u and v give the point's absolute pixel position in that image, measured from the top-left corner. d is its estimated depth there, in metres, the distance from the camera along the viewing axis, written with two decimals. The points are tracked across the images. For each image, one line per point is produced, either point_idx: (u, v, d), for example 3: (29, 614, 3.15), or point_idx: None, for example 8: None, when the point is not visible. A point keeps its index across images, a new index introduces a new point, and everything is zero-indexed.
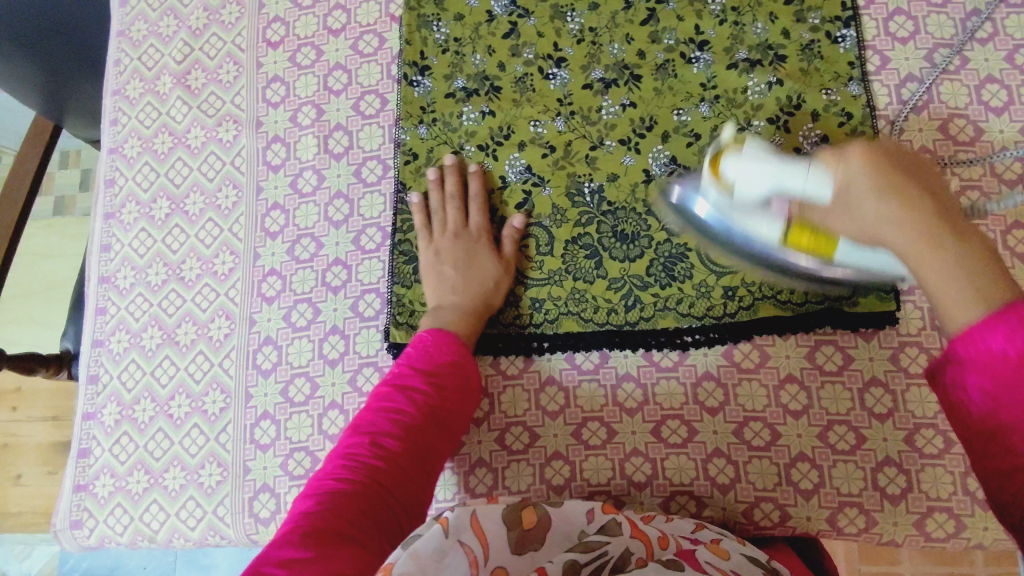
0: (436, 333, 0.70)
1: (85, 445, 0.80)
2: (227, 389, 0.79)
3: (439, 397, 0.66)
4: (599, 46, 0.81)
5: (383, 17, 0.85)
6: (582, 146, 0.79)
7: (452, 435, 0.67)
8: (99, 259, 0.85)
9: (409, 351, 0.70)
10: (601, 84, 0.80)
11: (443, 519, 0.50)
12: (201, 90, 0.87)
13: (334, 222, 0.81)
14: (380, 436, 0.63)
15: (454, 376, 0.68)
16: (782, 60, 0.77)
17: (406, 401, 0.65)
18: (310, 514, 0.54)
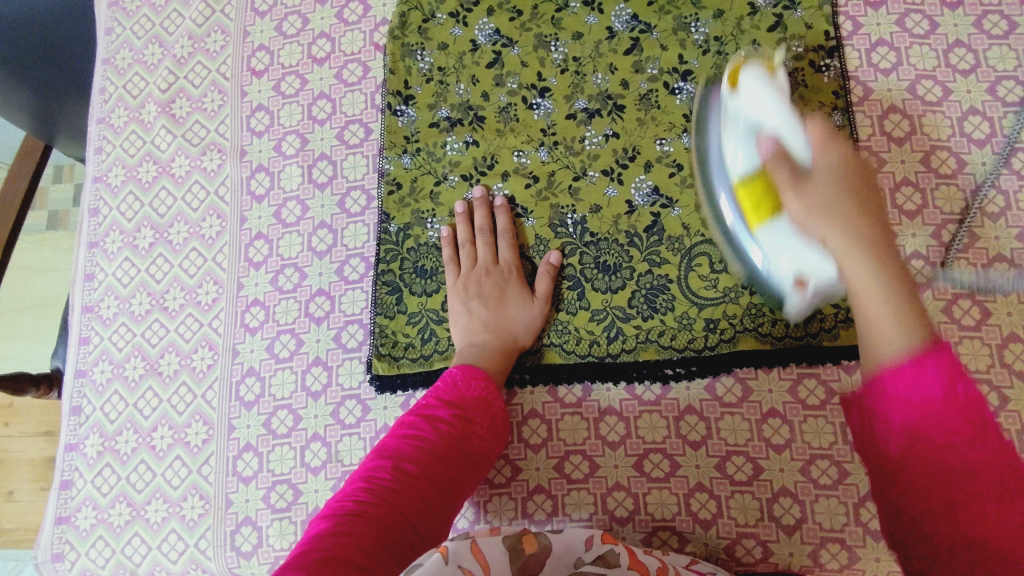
0: (466, 368, 0.70)
1: (68, 477, 0.80)
2: (209, 420, 0.79)
3: (466, 429, 0.66)
4: (583, 76, 0.80)
5: (368, 45, 0.85)
6: (565, 177, 0.78)
7: (476, 470, 0.66)
8: (83, 288, 0.85)
9: (440, 383, 0.70)
10: (584, 114, 0.79)
11: (443, 548, 0.45)
12: (186, 119, 0.87)
13: (318, 252, 0.81)
14: (402, 460, 0.61)
15: (481, 409, 0.68)
16: None
17: (431, 429, 0.65)
18: (328, 527, 0.52)
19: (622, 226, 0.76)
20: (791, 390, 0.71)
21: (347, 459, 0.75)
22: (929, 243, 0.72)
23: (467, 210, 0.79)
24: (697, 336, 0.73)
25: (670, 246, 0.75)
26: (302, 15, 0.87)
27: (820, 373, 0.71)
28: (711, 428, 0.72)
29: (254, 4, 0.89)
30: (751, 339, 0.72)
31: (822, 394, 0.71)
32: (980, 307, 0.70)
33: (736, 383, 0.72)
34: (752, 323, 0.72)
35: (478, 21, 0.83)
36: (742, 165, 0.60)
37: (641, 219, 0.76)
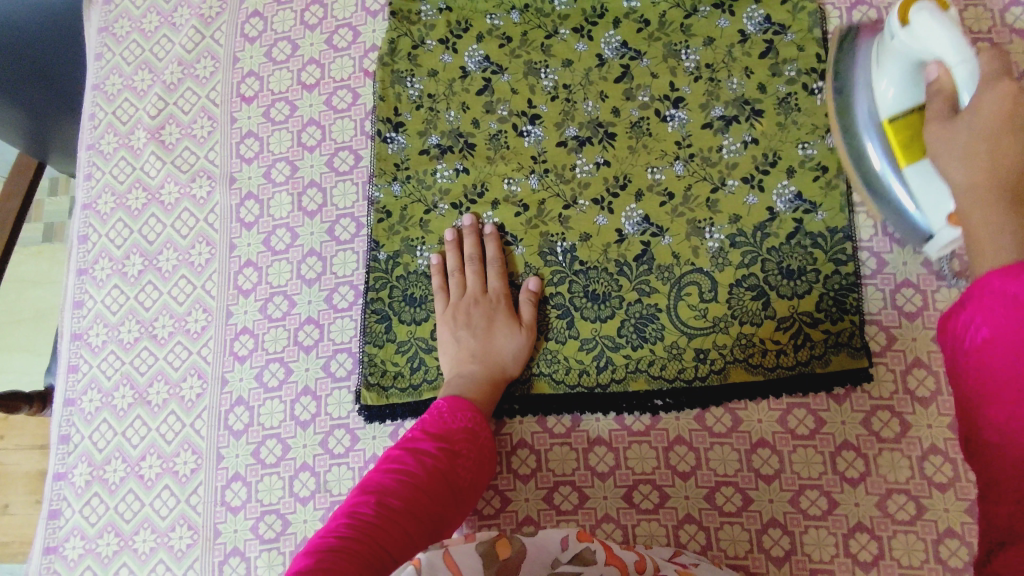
0: (452, 399, 0.70)
1: (56, 506, 0.80)
2: (198, 449, 0.78)
3: (451, 462, 0.66)
4: (573, 104, 0.80)
5: (358, 72, 0.85)
6: (555, 205, 0.78)
7: (463, 504, 0.66)
8: (72, 315, 0.85)
9: (425, 417, 0.70)
10: (575, 141, 0.79)
11: (416, 560, 0.44)
12: (175, 145, 0.87)
13: (307, 279, 0.81)
14: (386, 495, 0.61)
15: (466, 442, 0.68)
16: (759, 115, 0.77)
17: (416, 462, 0.65)
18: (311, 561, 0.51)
19: (612, 256, 0.76)
20: (781, 422, 0.71)
21: (336, 489, 0.75)
22: (920, 271, 0.72)
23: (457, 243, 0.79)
24: (686, 365, 0.73)
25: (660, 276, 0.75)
26: (292, 40, 0.87)
27: (809, 404, 0.71)
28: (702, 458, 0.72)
29: (245, 29, 0.89)
30: (740, 369, 0.72)
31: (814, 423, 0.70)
32: None
33: (725, 414, 0.72)
34: (741, 353, 0.72)
35: (468, 47, 0.83)
36: (894, 103, 0.65)
37: (631, 249, 0.76)
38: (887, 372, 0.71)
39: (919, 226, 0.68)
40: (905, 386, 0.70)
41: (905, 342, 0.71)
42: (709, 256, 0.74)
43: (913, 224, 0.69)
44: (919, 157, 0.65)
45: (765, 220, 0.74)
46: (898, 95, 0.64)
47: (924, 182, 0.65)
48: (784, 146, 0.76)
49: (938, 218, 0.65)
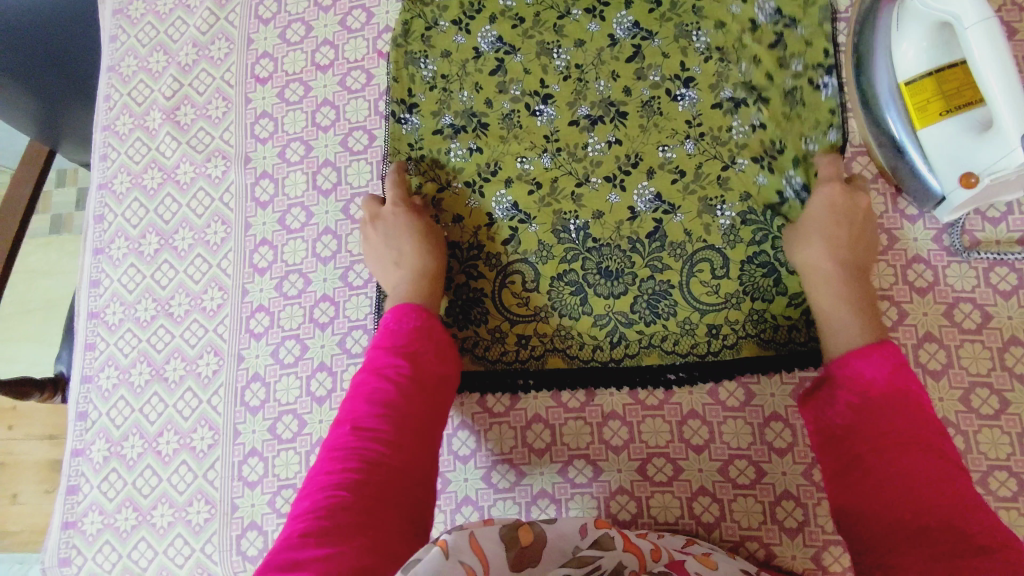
0: (397, 308, 0.70)
1: (74, 482, 0.81)
2: (215, 425, 0.79)
3: (417, 363, 0.65)
4: (586, 83, 0.81)
5: (372, 53, 0.86)
6: (568, 183, 0.79)
7: (440, 407, 0.66)
8: (89, 294, 0.86)
9: (377, 334, 0.68)
10: (587, 120, 0.80)
11: (442, 542, 0.45)
12: (190, 125, 0.88)
13: (322, 257, 0.81)
14: (361, 419, 0.60)
15: (422, 346, 0.67)
16: (766, 102, 0.77)
17: (382, 377, 0.63)
18: (308, 525, 0.50)
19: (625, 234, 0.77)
20: (793, 395, 0.72)
21: None
22: (930, 247, 0.73)
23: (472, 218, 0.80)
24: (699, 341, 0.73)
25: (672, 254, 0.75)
26: (305, 22, 0.88)
27: (821, 376, 0.72)
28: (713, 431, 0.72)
29: (258, 11, 0.89)
30: (753, 344, 0.73)
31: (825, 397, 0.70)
32: (981, 311, 0.71)
33: (738, 388, 0.73)
34: (753, 329, 0.73)
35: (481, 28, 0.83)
36: (915, 65, 0.69)
37: (642, 228, 0.76)
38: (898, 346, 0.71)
39: (931, 189, 0.71)
40: (917, 360, 0.71)
41: (916, 317, 0.72)
42: (721, 233, 0.75)
43: (926, 188, 0.71)
44: (940, 118, 0.68)
45: (775, 200, 0.75)
46: (919, 56, 0.68)
47: (945, 142, 0.67)
48: (794, 129, 0.77)
49: (951, 175, 0.68)
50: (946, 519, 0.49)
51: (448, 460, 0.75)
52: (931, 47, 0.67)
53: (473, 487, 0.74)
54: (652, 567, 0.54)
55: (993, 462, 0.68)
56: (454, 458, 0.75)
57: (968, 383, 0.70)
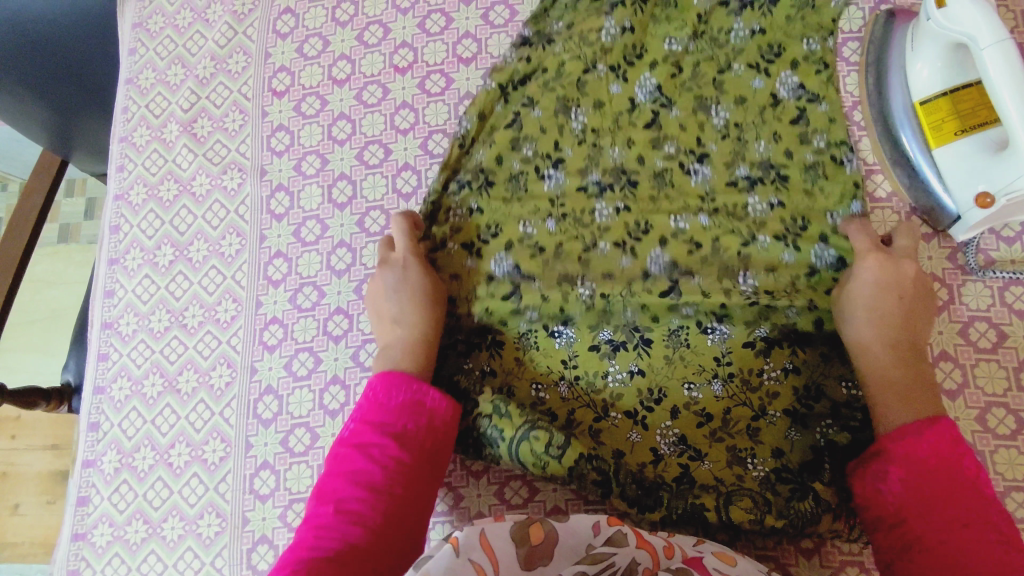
0: (387, 376, 0.67)
1: (84, 493, 0.80)
2: (227, 438, 0.79)
3: (404, 443, 0.62)
4: (600, 149, 0.79)
5: (388, 67, 0.87)
6: (574, 248, 0.75)
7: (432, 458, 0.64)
8: (103, 304, 0.86)
9: (364, 404, 0.66)
10: (596, 187, 0.77)
11: (454, 539, 0.48)
12: (207, 138, 0.88)
13: (336, 271, 0.82)
14: (345, 499, 0.59)
15: (411, 412, 0.65)
16: (785, 180, 0.75)
17: (366, 458, 0.61)
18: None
19: (637, 298, 0.72)
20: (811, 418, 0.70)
21: None
22: (945, 265, 0.73)
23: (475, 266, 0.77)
24: (707, 384, 0.72)
25: (688, 305, 0.72)
26: (323, 37, 0.89)
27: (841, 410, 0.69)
28: (716, 471, 0.70)
29: (276, 26, 0.90)
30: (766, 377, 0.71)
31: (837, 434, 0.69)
32: (996, 330, 0.71)
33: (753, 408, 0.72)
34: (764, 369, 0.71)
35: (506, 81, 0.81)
36: (929, 86, 0.69)
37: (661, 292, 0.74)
38: None
39: (945, 208, 0.71)
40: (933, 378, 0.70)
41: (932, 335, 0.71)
42: (740, 294, 0.71)
43: (939, 206, 0.71)
44: (954, 137, 0.68)
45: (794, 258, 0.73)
46: (933, 77, 0.69)
47: (960, 161, 0.68)
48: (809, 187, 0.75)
49: (966, 193, 0.68)
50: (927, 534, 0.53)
51: (460, 476, 0.74)
52: (945, 66, 0.68)
53: (486, 503, 0.73)
54: (668, 567, 0.52)
55: (1012, 482, 0.67)
56: (467, 474, 0.74)
57: (984, 403, 0.69)
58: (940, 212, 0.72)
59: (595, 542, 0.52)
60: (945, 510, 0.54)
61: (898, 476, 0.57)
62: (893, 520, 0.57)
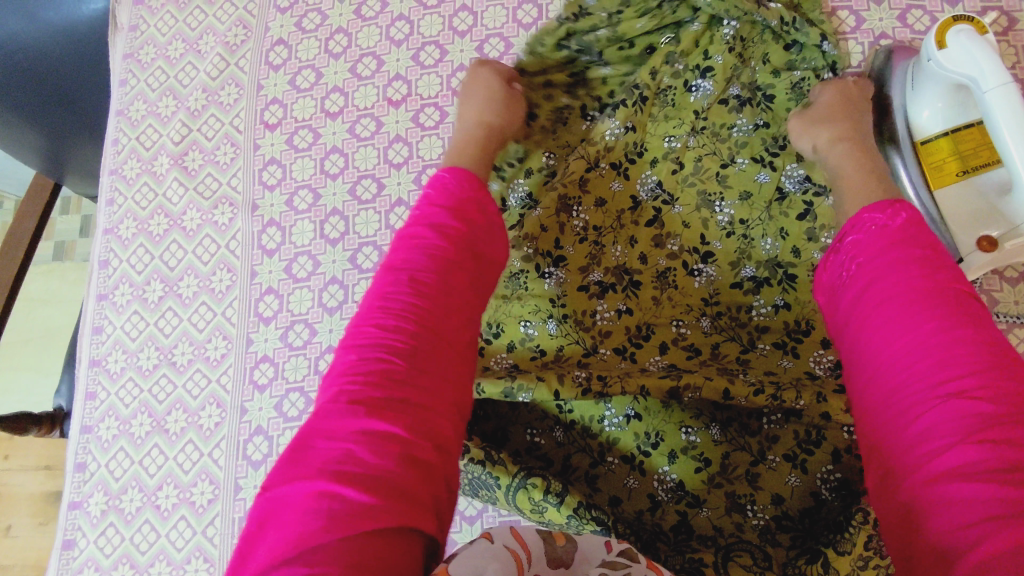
0: (453, 170, 0.64)
1: (70, 536, 0.79)
2: (216, 480, 0.77)
3: (467, 233, 0.59)
4: (601, 247, 0.76)
5: (381, 100, 0.85)
6: (574, 352, 0.73)
7: (486, 287, 0.60)
8: (91, 341, 0.85)
9: (428, 192, 0.62)
10: (598, 287, 0.75)
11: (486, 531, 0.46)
12: (198, 171, 0.87)
13: (328, 308, 0.80)
14: (416, 271, 0.55)
15: (482, 210, 0.62)
16: (792, 279, 0.73)
17: (435, 233, 0.58)
18: (355, 393, 0.47)
19: (634, 378, 0.67)
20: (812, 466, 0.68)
21: None
22: None
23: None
24: (705, 428, 0.71)
25: (690, 392, 0.66)
26: (316, 69, 0.88)
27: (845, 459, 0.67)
28: (715, 518, 0.68)
29: (269, 57, 0.89)
30: (763, 424, 0.70)
31: (838, 480, 0.67)
32: None
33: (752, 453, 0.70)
34: (760, 417, 0.70)
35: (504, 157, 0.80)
36: (930, 128, 0.68)
37: (659, 338, 0.74)
38: None
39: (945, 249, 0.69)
40: None
41: None
42: (745, 382, 0.66)
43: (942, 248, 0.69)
44: (956, 179, 0.67)
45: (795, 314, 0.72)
46: (934, 119, 0.67)
47: (963, 203, 0.67)
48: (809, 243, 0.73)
49: (968, 236, 0.67)
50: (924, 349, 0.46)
51: (454, 520, 0.75)
52: (947, 107, 0.66)
53: None
54: None
55: None
56: (461, 519, 0.75)
57: None
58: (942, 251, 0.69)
59: (608, 556, 0.46)
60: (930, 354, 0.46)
61: (885, 281, 0.51)
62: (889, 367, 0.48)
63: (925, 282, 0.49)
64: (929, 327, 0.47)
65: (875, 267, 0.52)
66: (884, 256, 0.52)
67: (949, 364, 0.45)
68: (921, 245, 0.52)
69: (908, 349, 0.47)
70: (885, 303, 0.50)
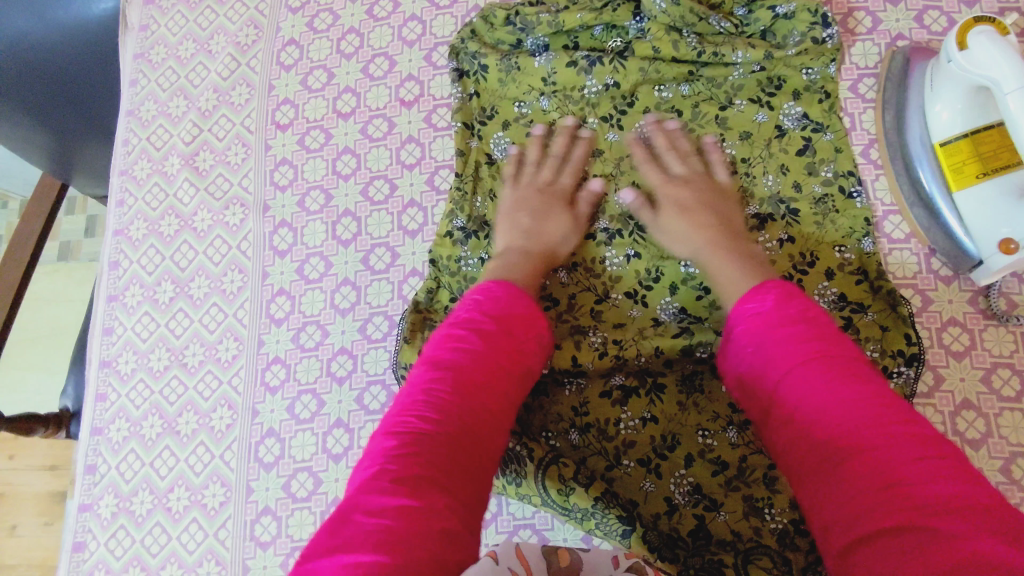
0: (500, 280, 0.67)
1: (81, 538, 0.78)
2: (227, 482, 0.77)
3: (513, 341, 0.62)
4: (603, 195, 0.77)
5: (393, 101, 0.85)
6: (586, 299, 0.75)
7: (523, 391, 0.63)
8: (102, 342, 0.84)
9: (474, 296, 0.65)
10: (603, 234, 0.76)
11: (491, 552, 0.46)
12: (209, 171, 0.87)
13: (340, 309, 0.80)
14: (461, 371, 0.57)
15: (525, 325, 0.64)
16: (796, 214, 0.73)
17: (479, 339, 0.60)
18: (396, 471, 0.49)
19: (649, 340, 0.72)
20: None
21: None
22: (966, 309, 0.71)
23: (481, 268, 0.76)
24: (721, 431, 0.70)
25: (702, 349, 0.71)
26: (327, 69, 0.87)
27: None
28: (732, 522, 0.67)
29: (280, 57, 0.89)
30: None
31: None
32: (1020, 378, 0.68)
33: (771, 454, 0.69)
34: None
35: (493, 134, 0.81)
36: (948, 130, 0.68)
37: (668, 278, 0.74)
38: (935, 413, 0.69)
39: (967, 252, 0.69)
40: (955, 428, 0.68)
41: (953, 382, 0.69)
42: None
43: (961, 250, 0.69)
44: (974, 181, 0.66)
45: None
46: (953, 121, 0.67)
47: (982, 205, 0.66)
48: (827, 243, 0.73)
49: (988, 238, 0.66)
50: (853, 420, 0.50)
51: None
52: (966, 109, 0.66)
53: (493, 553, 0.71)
54: None
55: None
56: None
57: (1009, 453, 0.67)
58: (959, 254, 0.70)
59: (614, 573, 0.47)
60: (858, 414, 0.50)
61: (784, 350, 0.55)
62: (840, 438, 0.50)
63: (808, 345, 0.54)
64: (843, 391, 0.51)
65: (770, 337, 0.56)
66: (771, 339, 0.56)
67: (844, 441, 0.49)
68: (786, 317, 0.57)
69: (838, 420, 0.50)
70: (794, 371, 0.54)
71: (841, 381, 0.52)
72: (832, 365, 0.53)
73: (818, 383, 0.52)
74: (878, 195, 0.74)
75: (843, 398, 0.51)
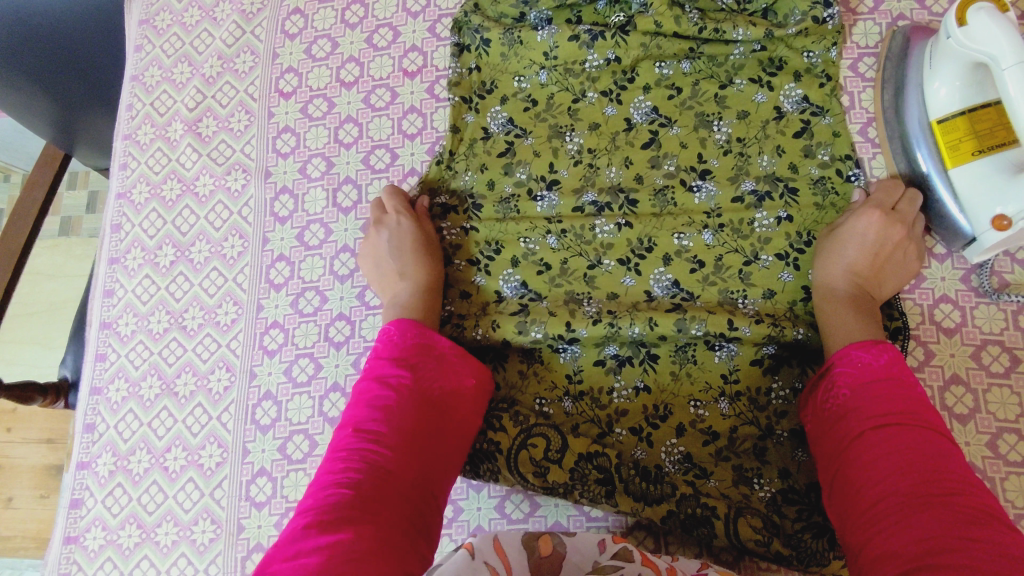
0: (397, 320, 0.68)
1: (78, 496, 0.79)
2: (224, 443, 0.78)
3: (416, 375, 0.63)
4: (596, 170, 0.78)
5: (397, 72, 0.85)
6: (579, 265, 0.75)
7: (453, 441, 0.63)
8: (102, 303, 0.85)
9: (378, 343, 0.67)
10: (592, 207, 0.76)
11: (468, 545, 0.46)
12: (212, 137, 0.87)
13: (339, 276, 0.80)
14: (363, 422, 0.58)
15: (431, 353, 0.65)
16: (794, 193, 0.74)
17: (383, 385, 0.61)
18: (312, 520, 0.48)
19: (643, 312, 0.72)
20: None
21: None
22: (958, 287, 0.72)
23: (464, 238, 0.78)
24: (714, 402, 0.71)
25: (696, 325, 0.70)
26: (331, 39, 0.88)
27: None
28: (721, 489, 0.69)
29: (285, 26, 0.89)
30: (774, 405, 0.70)
31: None
32: (1010, 355, 0.69)
33: (761, 425, 0.70)
34: (766, 394, 0.71)
35: (492, 108, 0.81)
36: (946, 108, 0.68)
37: (662, 250, 0.74)
38: (925, 388, 0.70)
39: (961, 230, 0.70)
40: (943, 401, 0.69)
41: (943, 358, 0.70)
42: (745, 314, 0.70)
43: (955, 227, 0.70)
44: (970, 159, 0.67)
45: (801, 297, 0.71)
46: (952, 98, 0.67)
47: (977, 182, 0.66)
48: (825, 221, 0.73)
49: (982, 216, 0.67)
50: (893, 484, 0.51)
51: (461, 486, 0.74)
52: (965, 86, 0.67)
53: (486, 516, 0.72)
54: None
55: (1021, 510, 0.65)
56: (467, 485, 0.74)
57: (995, 428, 0.68)
58: (955, 232, 0.70)
59: (600, 558, 0.48)
60: (905, 478, 0.51)
61: (867, 412, 0.57)
62: (879, 498, 0.52)
63: (897, 407, 0.56)
64: (896, 454, 0.53)
65: (863, 395, 0.58)
66: (871, 390, 0.58)
67: (959, 484, 0.50)
68: (895, 378, 0.58)
69: (885, 483, 0.52)
70: (865, 435, 0.55)
71: (913, 444, 0.53)
72: (924, 433, 0.54)
73: (888, 448, 0.54)
74: (873, 173, 0.75)
75: (897, 463, 0.52)
